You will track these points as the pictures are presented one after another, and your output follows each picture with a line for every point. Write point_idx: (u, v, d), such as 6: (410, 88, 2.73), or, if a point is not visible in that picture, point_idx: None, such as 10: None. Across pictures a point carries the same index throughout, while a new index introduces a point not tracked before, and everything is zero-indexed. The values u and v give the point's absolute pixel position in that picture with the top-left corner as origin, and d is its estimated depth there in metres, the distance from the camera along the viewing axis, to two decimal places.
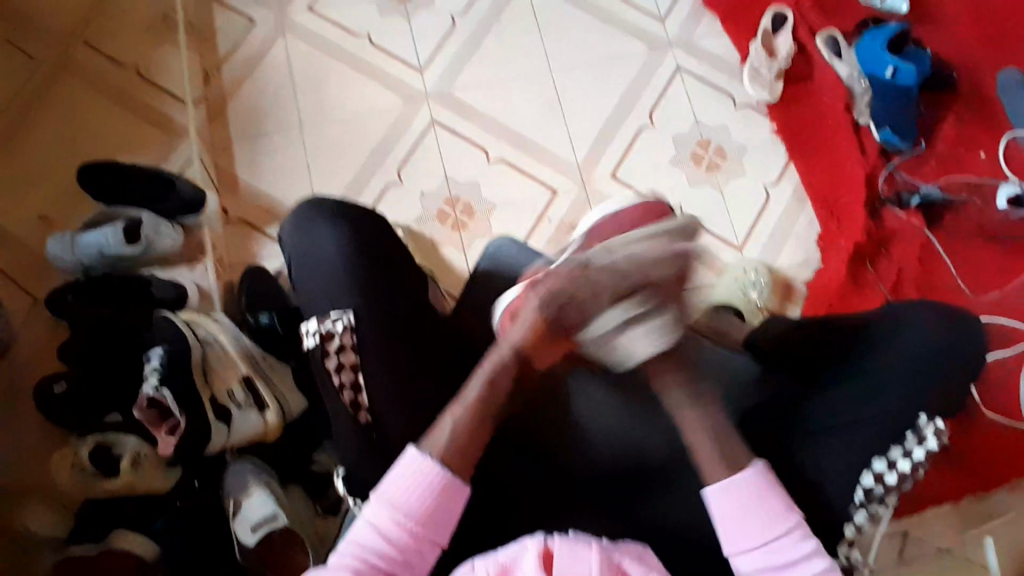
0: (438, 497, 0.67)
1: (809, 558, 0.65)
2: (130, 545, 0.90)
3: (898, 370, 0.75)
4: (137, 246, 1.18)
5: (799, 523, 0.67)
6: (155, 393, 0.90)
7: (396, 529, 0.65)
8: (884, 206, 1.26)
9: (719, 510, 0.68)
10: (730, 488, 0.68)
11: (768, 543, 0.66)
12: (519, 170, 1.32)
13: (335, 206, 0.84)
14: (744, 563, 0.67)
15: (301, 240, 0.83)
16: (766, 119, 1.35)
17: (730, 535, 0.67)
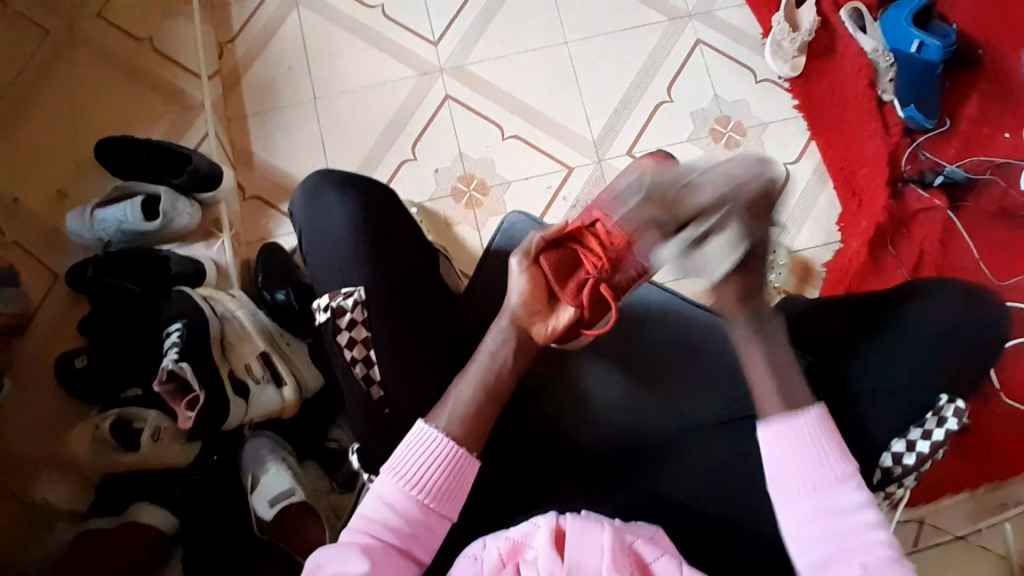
0: (446, 470, 0.67)
1: (853, 508, 0.64)
2: (146, 517, 0.91)
3: (908, 353, 0.75)
4: (154, 222, 1.18)
5: (849, 471, 0.66)
6: (174, 365, 0.88)
7: (405, 503, 0.66)
8: (905, 185, 1.23)
9: (769, 442, 0.69)
10: (788, 428, 0.68)
11: (814, 484, 0.66)
12: (533, 147, 1.31)
13: (344, 179, 0.84)
14: (784, 498, 0.67)
15: (314, 215, 0.83)
16: (788, 95, 1.32)
17: (774, 465, 0.68)
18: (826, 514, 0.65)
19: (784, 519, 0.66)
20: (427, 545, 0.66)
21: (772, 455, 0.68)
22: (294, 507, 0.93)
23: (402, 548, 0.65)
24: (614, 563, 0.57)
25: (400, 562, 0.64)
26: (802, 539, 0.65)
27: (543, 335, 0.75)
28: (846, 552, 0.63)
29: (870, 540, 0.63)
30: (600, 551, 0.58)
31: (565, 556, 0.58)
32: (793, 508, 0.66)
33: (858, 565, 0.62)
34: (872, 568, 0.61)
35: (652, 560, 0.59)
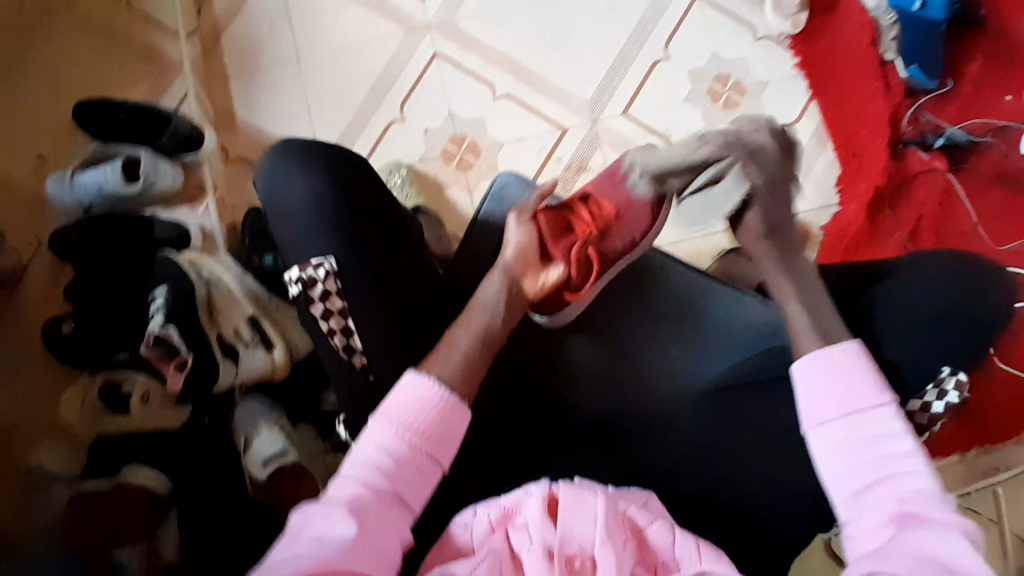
0: (439, 412, 0.65)
1: (896, 441, 0.61)
2: (139, 477, 0.89)
3: (906, 318, 0.73)
4: (136, 185, 1.15)
5: (889, 402, 0.63)
6: (161, 329, 0.89)
7: (396, 445, 0.63)
8: (907, 148, 1.21)
9: (810, 381, 0.66)
10: (819, 357, 0.67)
11: (855, 413, 0.63)
12: (526, 107, 1.27)
13: (302, 150, 0.79)
14: (825, 432, 0.64)
15: (268, 189, 0.79)
16: (789, 53, 1.28)
17: (815, 400, 0.65)
18: (871, 448, 0.62)
19: (824, 457, 0.63)
20: (418, 493, 0.63)
21: (804, 395, 0.66)
22: (288, 468, 0.92)
23: (393, 495, 0.61)
24: (608, 531, 0.57)
25: (392, 513, 0.61)
26: (844, 476, 0.62)
27: (534, 290, 0.78)
28: (888, 489, 0.59)
29: (915, 475, 0.59)
30: (593, 519, 0.58)
31: (557, 524, 0.58)
32: (834, 443, 0.63)
33: (899, 501, 0.58)
34: (912, 503, 0.57)
35: (645, 526, 0.60)
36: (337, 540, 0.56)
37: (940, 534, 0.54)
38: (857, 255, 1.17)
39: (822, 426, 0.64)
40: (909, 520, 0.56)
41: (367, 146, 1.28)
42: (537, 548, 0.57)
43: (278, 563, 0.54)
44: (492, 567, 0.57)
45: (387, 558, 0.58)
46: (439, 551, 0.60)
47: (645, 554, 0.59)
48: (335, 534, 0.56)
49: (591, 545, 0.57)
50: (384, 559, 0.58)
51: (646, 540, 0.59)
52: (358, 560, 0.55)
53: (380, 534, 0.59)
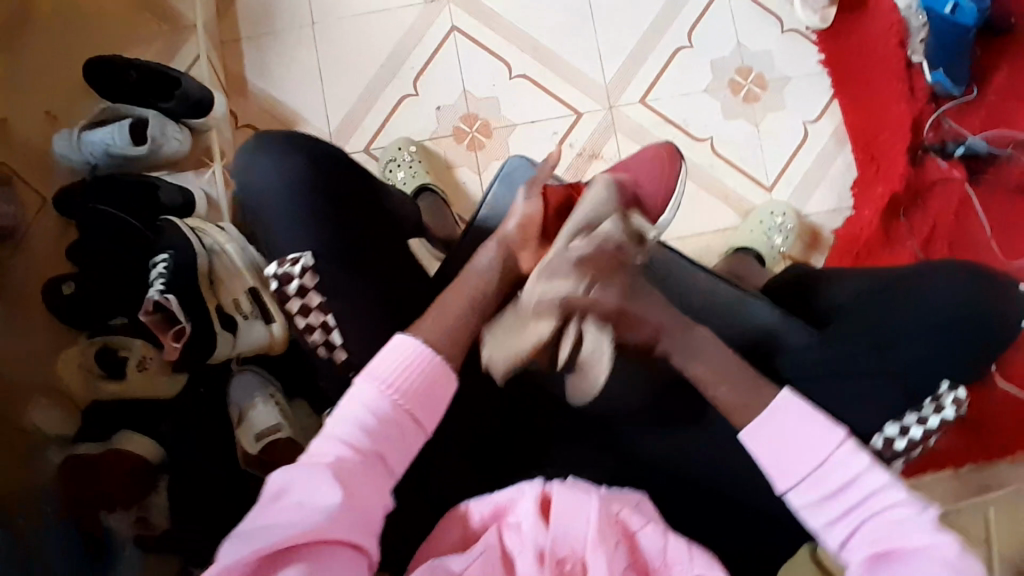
0: (425, 372, 0.64)
1: (863, 475, 0.60)
2: (133, 447, 0.90)
3: (914, 333, 0.71)
4: (142, 147, 1.13)
5: (844, 439, 0.62)
6: (160, 296, 0.85)
7: (380, 405, 0.61)
8: (926, 154, 1.18)
9: (763, 447, 0.64)
10: (765, 421, 0.65)
11: (814, 471, 0.61)
12: (541, 89, 1.24)
13: (280, 142, 0.77)
14: (797, 496, 0.62)
15: (241, 180, 0.78)
16: (815, 48, 1.24)
17: (776, 464, 0.63)
18: (841, 492, 0.61)
19: (804, 515, 0.62)
20: (402, 451, 0.62)
21: (761, 455, 0.64)
22: (280, 442, 0.92)
23: (378, 457, 0.60)
24: (600, 533, 0.57)
25: (375, 475, 0.59)
26: (828, 527, 0.61)
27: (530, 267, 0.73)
28: (868, 528, 0.59)
29: (891, 505, 0.59)
30: (586, 519, 0.58)
31: (549, 526, 0.58)
32: (807, 505, 0.61)
33: (880, 540, 0.58)
34: (892, 540, 0.57)
35: (638, 529, 0.59)
36: (323, 507, 0.54)
37: (923, 566, 0.55)
38: (867, 261, 1.14)
39: (791, 491, 0.62)
40: (892, 558, 0.57)
41: (376, 120, 1.25)
42: (529, 548, 0.57)
43: (262, 531, 0.53)
44: (485, 564, 0.57)
45: (373, 522, 0.57)
46: (430, 549, 0.61)
47: (636, 556, 0.59)
48: (320, 500, 0.55)
49: (582, 547, 0.57)
50: (370, 522, 0.57)
51: (637, 542, 0.59)
52: (345, 528, 0.54)
53: (366, 495, 0.57)
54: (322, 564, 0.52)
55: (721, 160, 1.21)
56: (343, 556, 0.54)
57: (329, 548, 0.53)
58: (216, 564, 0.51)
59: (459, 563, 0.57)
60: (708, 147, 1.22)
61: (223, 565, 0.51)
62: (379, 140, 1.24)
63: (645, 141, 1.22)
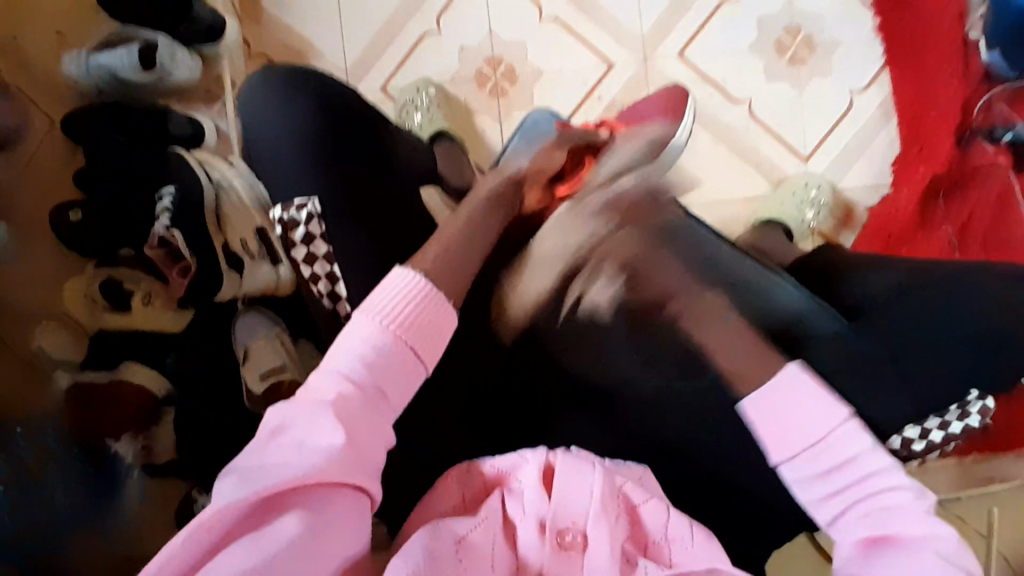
0: (423, 304, 0.61)
1: (866, 454, 0.57)
2: (140, 378, 0.92)
3: (951, 341, 0.67)
4: (151, 74, 1.06)
5: (850, 417, 0.58)
6: (166, 231, 0.85)
7: (380, 337, 0.57)
8: (973, 137, 1.10)
9: (756, 415, 0.64)
10: (767, 391, 0.63)
11: (812, 446, 0.58)
12: (573, 33, 1.17)
13: (288, 77, 0.73)
14: (789, 470, 0.59)
15: (246, 118, 0.74)
16: (869, 13, 1.15)
17: (770, 436, 0.62)
18: (836, 472, 0.57)
19: (796, 489, 0.59)
20: (403, 389, 0.58)
21: (755, 421, 0.64)
22: (285, 382, 0.92)
23: (377, 392, 0.56)
24: (602, 506, 0.56)
25: (378, 411, 0.56)
26: (820, 502, 0.58)
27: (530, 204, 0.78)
28: (866, 506, 0.55)
29: (896, 488, 0.55)
30: (590, 491, 0.57)
31: (553, 494, 0.57)
32: (799, 480, 0.59)
33: (876, 523, 0.54)
34: (891, 524, 0.53)
35: (639, 503, 0.59)
36: (324, 448, 0.51)
37: (919, 556, 0.51)
38: (898, 247, 1.08)
39: (783, 465, 0.60)
40: (887, 543, 0.53)
41: (396, 57, 1.19)
42: (530, 518, 0.56)
43: (260, 471, 0.50)
44: (487, 528, 0.56)
45: (375, 463, 0.54)
46: (429, 510, 0.59)
47: (636, 532, 0.58)
48: (320, 441, 0.51)
49: (584, 520, 0.56)
50: (371, 464, 0.53)
51: (639, 516, 0.59)
52: (345, 472, 0.51)
53: (366, 434, 0.54)
54: (319, 510, 0.49)
55: (758, 126, 1.15)
56: (345, 498, 0.51)
57: (330, 490, 0.50)
58: (212, 503, 0.47)
59: (463, 526, 0.55)
60: (745, 110, 1.15)
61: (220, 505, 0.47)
62: (396, 80, 1.18)
63: None
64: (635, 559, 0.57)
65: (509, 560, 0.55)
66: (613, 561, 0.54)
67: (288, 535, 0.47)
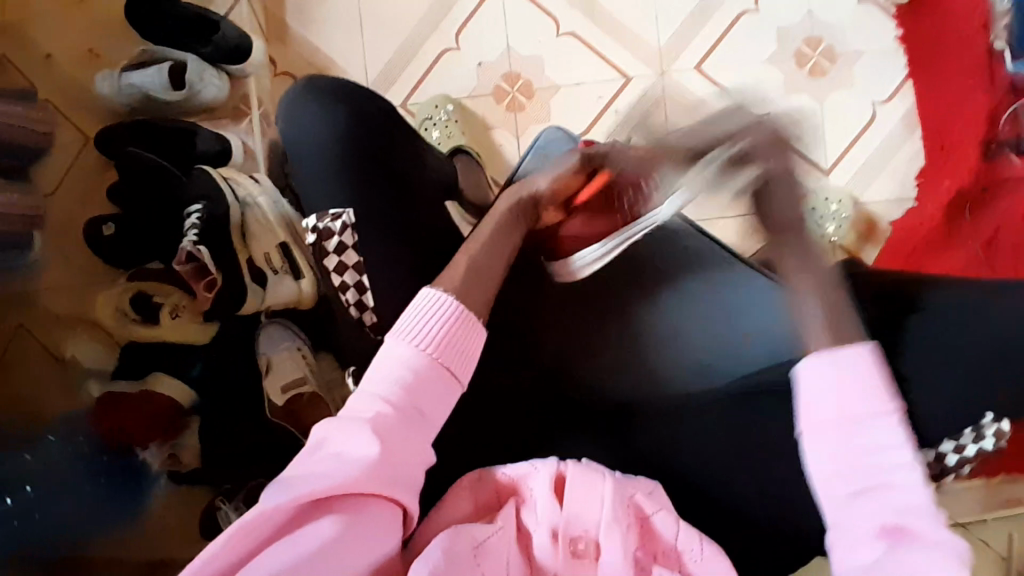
0: (452, 325, 0.61)
1: (894, 450, 0.55)
2: (168, 390, 0.93)
3: (976, 359, 0.61)
4: (181, 93, 1.10)
5: (892, 411, 0.56)
6: (192, 246, 0.87)
7: (416, 359, 0.59)
8: (1000, 150, 1.06)
9: (810, 384, 0.59)
10: (828, 360, 0.59)
11: (850, 424, 0.56)
12: (589, 48, 1.18)
13: (327, 87, 0.74)
14: (819, 440, 0.57)
15: (284, 130, 0.75)
16: (892, 23, 1.14)
17: (812, 404, 0.59)
18: (866, 455, 0.55)
19: (818, 462, 0.57)
20: (438, 407, 0.59)
21: (803, 388, 0.60)
22: (304, 396, 0.96)
23: (414, 411, 0.57)
24: (614, 515, 0.57)
25: (415, 431, 0.57)
26: (839, 479, 0.56)
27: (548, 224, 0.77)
28: (882, 500, 0.54)
29: (914, 489, 0.54)
30: (602, 502, 0.57)
31: (564, 505, 0.57)
32: (822, 455, 0.57)
33: (886, 516, 0.53)
34: (900, 520, 0.53)
35: (651, 513, 0.58)
36: (361, 460, 0.53)
37: (929, 558, 0.50)
38: (923, 261, 1.05)
39: (813, 433, 0.58)
40: (897, 536, 0.52)
41: (416, 74, 1.21)
42: (543, 526, 0.57)
43: (301, 479, 0.52)
44: (504, 539, 0.56)
45: (411, 478, 0.55)
46: (445, 517, 0.60)
47: (646, 541, 0.58)
48: (357, 453, 0.53)
49: (597, 529, 0.57)
50: (407, 477, 0.55)
51: (650, 527, 0.58)
52: (376, 483, 0.52)
53: (405, 452, 0.55)
54: (355, 516, 0.51)
55: None
56: (379, 509, 0.52)
57: (363, 500, 0.52)
58: (253, 508, 0.49)
59: (481, 533, 0.55)
60: None
61: (262, 510, 0.49)
62: (416, 96, 1.21)
63: (696, 111, 1.15)
64: (647, 567, 0.56)
65: (524, 566, 0.56)
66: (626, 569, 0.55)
67: (321, 538, 0.49)
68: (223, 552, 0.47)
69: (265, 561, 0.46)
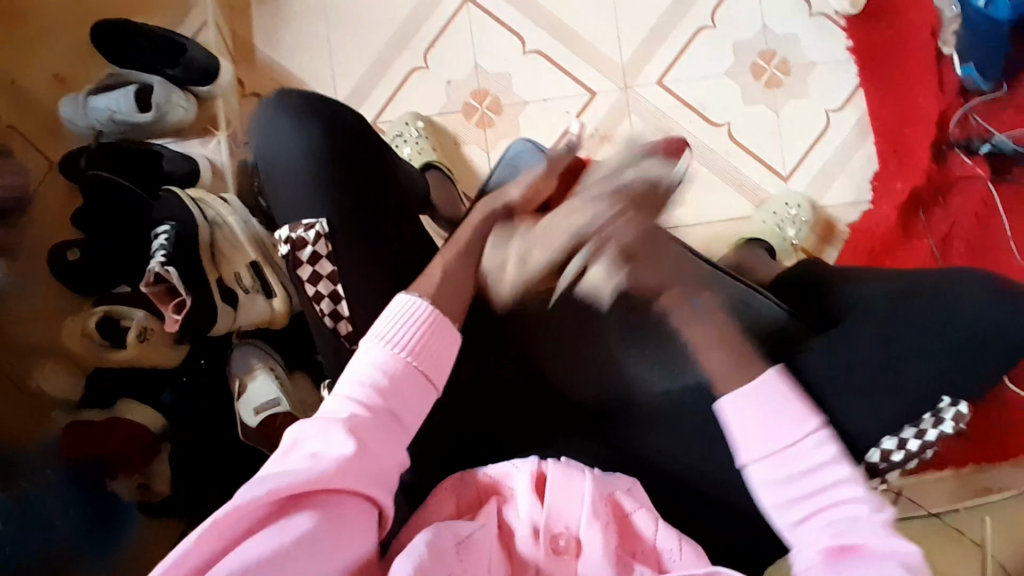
0: (428, 328, 0.62)
1: (828, 465, 0.58)
2: (137, 416, 0.91)
3: (931, 348, 0.64)
4: (148, 114, 1.09)
5: (815, 430, 0.59)
6: (160, 269, 0.86)
7: (391, 362, 0.59)
8: (950, 150, 1.12)
9: (735, 419, 0.61)
10: (747, 392, 0.61)
11: (782, 450, 0.58)
12: (555, 65, 1.20)
13: (304, 98, 0.75)
14: (757, 471, 0.59)
15: (260, 139, 0.75)
16: (843, 34, 1.19)
17: (744, 436, 0.60)
18: (804, 479, 0.57)
19: (761, 492, 0.59)
20: (414, 409, 0.59)
21: (731, 422, 0.61)
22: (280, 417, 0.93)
23: (390, 414, 0.57)
24: (594, 511, 0.57)
25: (391, 432, 0.57)
26: (783, 507, 0.58)
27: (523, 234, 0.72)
28: (829, 518, 0.56)
29: (850, 501, 0.57)
30: (581, 500, 0.58)
31: (545, 501, 0.58)
32: (765, 482, 0.58)
33: (840, 533, 0.54)
34: (852, 532, 0.54)
35: (630, 511, 0.59)
36: (336, 456, 0.52)
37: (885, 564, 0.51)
38: (883, 260, 1.10)
39: (752, 464, 0.59)
40: (852, 552, 0.52)
41: (385, 93, 1.22)
42: (525, 523, 0.57)
43: (271, 475, 0.50)
44: (488, 534, 0.56)
45: (388, 478, 0.55)
46: (427, 518, 0.59)
47: (627, 539, 0.58)
48: (332, 451, 0.52)
49: (577, 525, 0.57)
50: (383, 476, 0.55)
51: (630, 523, 0.59)
52: (353, 479, 0.52)
53: (381, 452, 0.55)
54: (332, 510, 0.50)
55: (739, 148, 1.18)
56: (354, 505, 0.52)
57: (341, 497, 0.51)
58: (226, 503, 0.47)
59: (465, 528, 0.55)
60: (725, 133, 1.18)
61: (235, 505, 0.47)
62: (386, 114, 1.22)
63: (661, 123, 1.18)
64: (629, 564, 0.56)
65: (506, 562, 0.56)
66: (604, 568, 0.55)
67: (301, 530, 0.47)
68: (195, 547, 0.44)
69: (233, 559, 0.44)
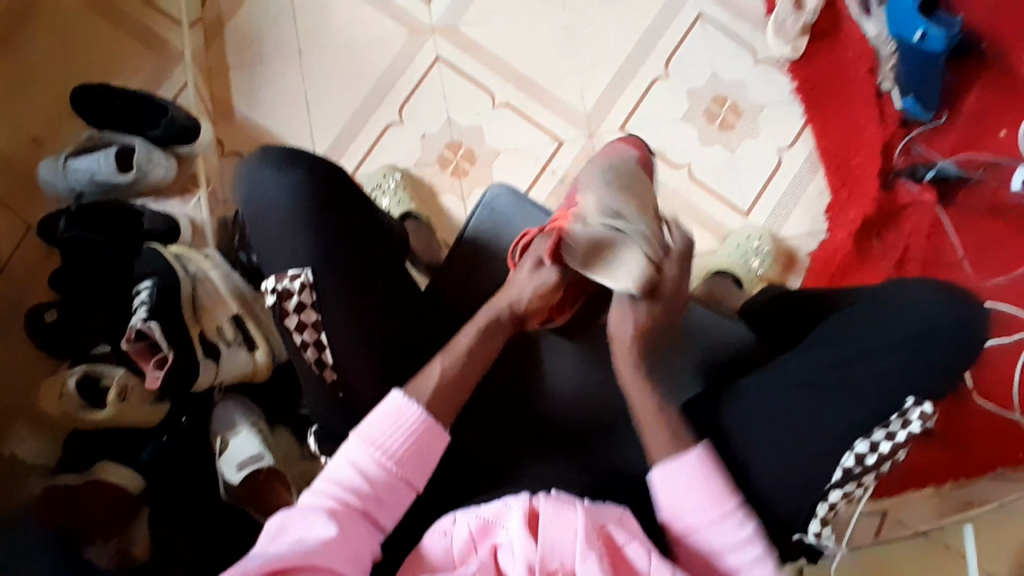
0: (415, 434, 0.64)
1: (740, 547, 0.62)
2: (112, 477, 0.89)
3: (898, 358, 0.66)
4: (129, 174, 1.12)
5: (731, 512, 0.63)
6: (142, 325, 0.88)
7: (373, 467, 0.62)
8: (897, 178, 1.20)
9: (664, 496, 0.65)
10: (672, 471, 0.64)
11: (702, 530, 0.63)
12: (524, 116, 1.27)
13: (283, 154, 0.78)
14: (683, 546, 0.64)
15: (246, 195, 0.78)
16: (788, 78, 1.29)
17: (671, 513, 0.64)
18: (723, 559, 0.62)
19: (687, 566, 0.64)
20: (391, 510, 0.62)
21: (662, 497, 0.65)
22: (263, 472, 0.91)
23: (367, 513, 0.60)
24: (588, 542, 0.58)
25: (368, 526, 0.60)
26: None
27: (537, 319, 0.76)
28: None
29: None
30: (574, 532, 0.58)
31: (539, 539, 0.58)
32: (690, 559, 0.63)
33: None
34: None
35: (623, 543, 0.60)
36: (317, 540, 0.55)
37: None
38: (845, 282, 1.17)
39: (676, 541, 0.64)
40: None
41: (362, 148, 1.27)
42: (520, 563, 0.57)
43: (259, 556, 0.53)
44: None
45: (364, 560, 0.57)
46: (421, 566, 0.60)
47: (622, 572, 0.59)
48: (316, 534, 0.56)
49: (573, 561, 0.58)
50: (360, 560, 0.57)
51: (623, 556, 0.59)
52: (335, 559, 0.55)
53: (358, 541, 0.58)
54: None
55: (699, 186, 1.25)
56: None
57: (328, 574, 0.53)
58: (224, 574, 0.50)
59: None
60: (685, 174, 1.26)
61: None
62: (364, 167, 1.26)
63: None
64: None
65: None
66: None
67: None
68: None
69: None
